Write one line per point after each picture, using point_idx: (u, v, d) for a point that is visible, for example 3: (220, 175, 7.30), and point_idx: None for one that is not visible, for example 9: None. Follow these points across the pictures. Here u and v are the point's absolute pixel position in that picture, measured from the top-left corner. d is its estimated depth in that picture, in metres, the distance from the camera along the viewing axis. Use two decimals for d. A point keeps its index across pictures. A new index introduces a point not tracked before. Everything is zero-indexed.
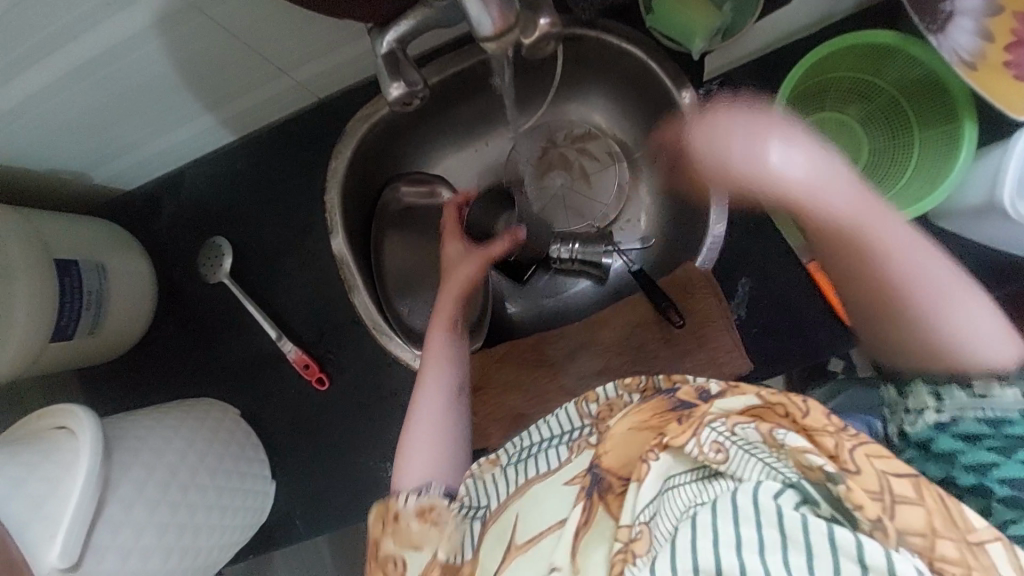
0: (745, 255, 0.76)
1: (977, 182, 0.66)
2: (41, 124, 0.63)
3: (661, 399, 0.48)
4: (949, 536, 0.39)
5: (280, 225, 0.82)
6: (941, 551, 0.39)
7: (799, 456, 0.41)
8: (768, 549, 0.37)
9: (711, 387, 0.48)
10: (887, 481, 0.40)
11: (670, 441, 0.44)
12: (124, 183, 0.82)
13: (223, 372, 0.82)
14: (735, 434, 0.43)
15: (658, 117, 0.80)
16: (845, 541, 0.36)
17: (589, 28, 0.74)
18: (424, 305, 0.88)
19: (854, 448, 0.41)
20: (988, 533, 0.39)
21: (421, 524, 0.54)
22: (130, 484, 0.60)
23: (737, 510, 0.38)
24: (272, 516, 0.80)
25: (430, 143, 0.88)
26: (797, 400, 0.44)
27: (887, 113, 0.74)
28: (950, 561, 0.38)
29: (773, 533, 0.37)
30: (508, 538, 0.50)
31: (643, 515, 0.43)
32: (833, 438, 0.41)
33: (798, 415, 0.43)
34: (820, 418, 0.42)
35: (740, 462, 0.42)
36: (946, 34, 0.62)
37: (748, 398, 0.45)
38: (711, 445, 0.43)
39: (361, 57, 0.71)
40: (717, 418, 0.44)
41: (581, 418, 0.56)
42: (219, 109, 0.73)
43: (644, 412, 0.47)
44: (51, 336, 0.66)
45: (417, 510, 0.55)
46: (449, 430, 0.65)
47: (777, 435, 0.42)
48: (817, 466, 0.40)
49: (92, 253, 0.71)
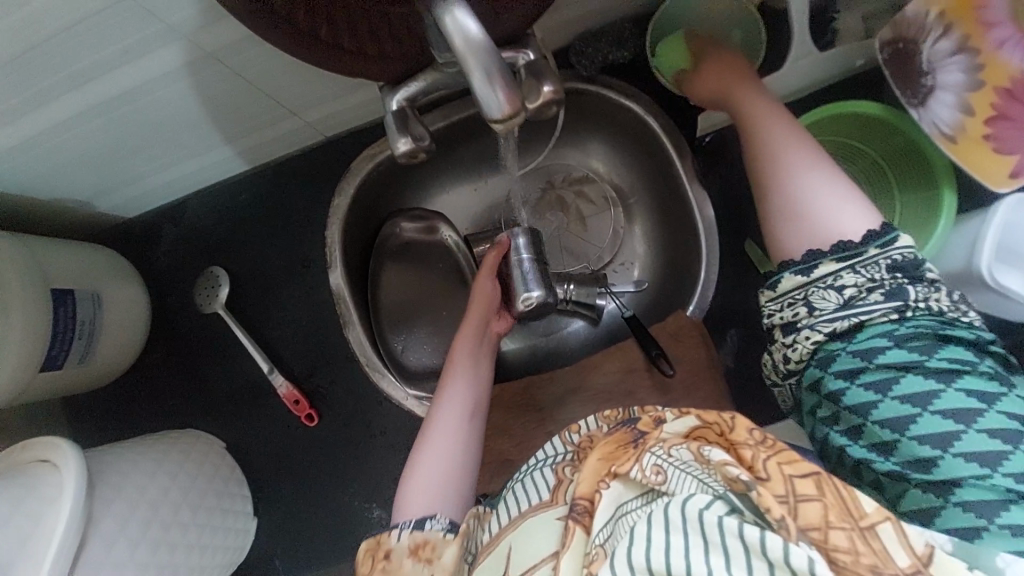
0: (731, 307, 0.79)
1: (955, 247, 0.69)
2: (49, 157, 0.64)
3: (625, 431, 0.49)
4: (843, 527, 0.38)
5: (278, 258, 0.83)
6: (835, 541, 0.37)
7: (723, 468, 0.41)
8: (692, 557, 0.37)
9: (667, 415, 0.49)
10: (792, 484, 0.40)
11: (617, 470, 0.45)
12: (125, 212, 0.83)
13: (211, 404, 0.82)
14: (672, 456, 0.44)
15: (652, 166, 0.83)
16: (752, 538, 0.36)
17: (589, 83, 0.77)
18: (417, 340, 0.88)
19: (768, 458, 0.42)
20: (878, 515, 0.38)
21: (415, 563, 0.51)
22: (111, 523, 0.59)
23: (668, 518, 0.39)
24: (251, 554, 0.79)
25: (431, 182, 0.90)
26: (726, 415, 0.45)
27: (871, 176, 0.77)
28: (842, 550, 0.37)
29: (696, 541, 0.38)
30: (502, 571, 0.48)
31: (599, 538, 0.43)
32: (751, 449, 0.43)
33: (727, 430, 0.45)
34: (745, 432, 0.44)
35: (679, 481, 0.43)
36: (926, 108, 0.66)
37: (689, 420, 0.47)
38: (652, 468, 0.44)
39: (370, 102, 0.74)
40: (658, 443, 0.45)
41: (564, 445, 0.57)
42: (226, 147, 0.75)
43: (607, 445, 0.48)
44: (41, 366, 0.66)
45: (411, 548, 0.52)
46: (463, 459, 0.60)
47: (704, 451, 0.43)
48: (738, 478, 0.40)
49: (88, 283, 0.71)
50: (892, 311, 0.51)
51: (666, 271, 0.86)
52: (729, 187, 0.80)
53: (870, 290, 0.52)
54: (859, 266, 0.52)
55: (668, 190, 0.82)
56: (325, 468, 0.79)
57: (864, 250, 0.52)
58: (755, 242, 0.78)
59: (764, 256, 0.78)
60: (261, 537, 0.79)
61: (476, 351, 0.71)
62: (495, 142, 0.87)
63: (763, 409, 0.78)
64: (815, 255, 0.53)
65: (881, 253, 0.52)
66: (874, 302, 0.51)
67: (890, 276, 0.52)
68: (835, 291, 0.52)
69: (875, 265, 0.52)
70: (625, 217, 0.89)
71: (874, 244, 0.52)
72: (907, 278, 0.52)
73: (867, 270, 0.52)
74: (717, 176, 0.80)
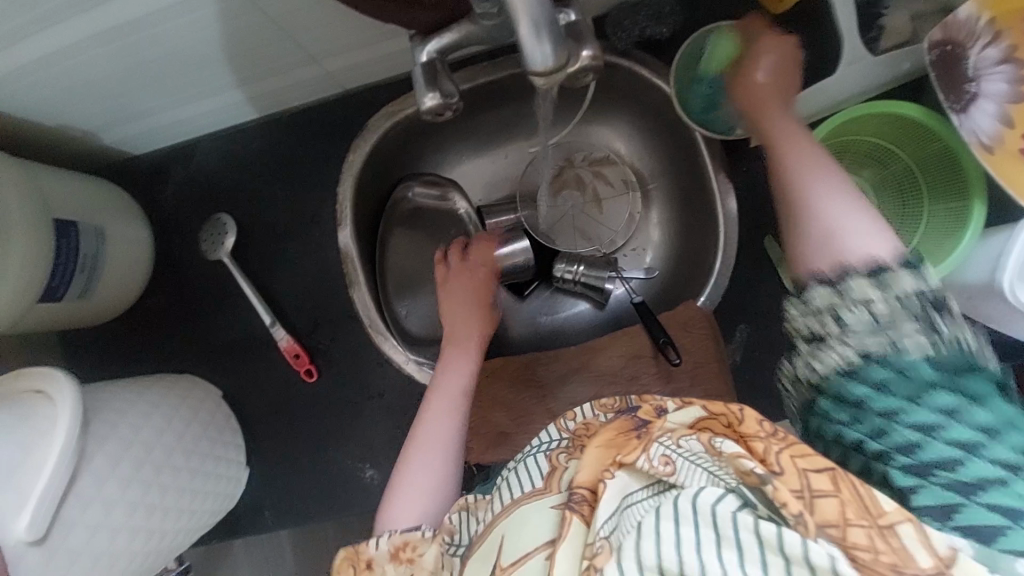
0: (743, 304, 0.77)
1: (979, 259, 0.68)
2: (59, 81, 0.61)
3: (627, 419, 0.49)
4: (861, 523, 0.38)
5: (286, 210, 0.81)
6: (854, 538, 0.38)
7: (736, 462, 0.42)
8: (704, 549, 0.38)
9: (668, 405, 0.50)
10: (808, 479, 0.40)
11: (623, 459, 0.45)
12: (132, 148, 0.81)
13: (209, 351, 0.81)
14: (682, 446, 0.45)
15: (676, 150, 0.81)
16: (769, 533, 0.37)
17: (623, 58, 0.74)
18: (422, 307, 0.87)
19: (781, 451, 0.41)
20: (898, 514, 0.38)
21: (397, 567, 0.56)
22: (104, 459, 0.58)
23: (678, 512, 0.39)
24: (241, 503, 0.79)
25: (449, 147, 0.87)
26: (736, 408, 0.46)
27: (902, 182, 0.75)
28: (862, 548, 0.38)
29: (708, 533, 0.38)
30: (492, 562, 0.48)
31: (605, 530, 0.42)
32: (763, 443, 0.43)
33: (736, 423, 0.45)
34: (754, 425, 0.44)
35: (688, 472, 0.44)
36: (967, 114, 0.64)
37: (694, 411, 0.48)
38: (660, 458, 0.45)
39: (395, 54, 0.71)
40: (666, 434, 0.46)
41: (559, 432, 0.58)
42: (241, 89, 0.72)
43: (609, 432, 0.48)
44: (40, 297, 0.64)
45: (392, 553, 0.57)
46: (445, 472, 0.64)
47: (715, 443, 0.44)
48: (751, 471, 0.41)
49: (92, 216, 0.69)
50: (887, 344, 0.47)
51: (680, 261, 0.84)
52: (756, 179, 0.77)
53: (872, 326, 0.48)
54: (894, 289, 0.48)
55: (690, 178, 0.81)
56: (321, 425, 0.79)
57: (898, 275, 0.48)
58: (774, 238, 0.76)
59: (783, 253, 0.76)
60: (252, 488, 0.79)
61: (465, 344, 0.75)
62: (518, 111, 0.85)
63: (765, 407, 0.77)
64: (848, 271, 0.49)
65: (916, 283, 0.48)
66: (873, 337, 0.48)
67: (894, 313, 0.47)
68: (866, 308, 0.48)
69: (887, 300, 0.48)
70: (642, 202, 0.87)
71: (896, 271, 0.48)
72: (915, 317, 0.47)
73: (876, 304, 0.48)
74: (745, 166, 0.77)
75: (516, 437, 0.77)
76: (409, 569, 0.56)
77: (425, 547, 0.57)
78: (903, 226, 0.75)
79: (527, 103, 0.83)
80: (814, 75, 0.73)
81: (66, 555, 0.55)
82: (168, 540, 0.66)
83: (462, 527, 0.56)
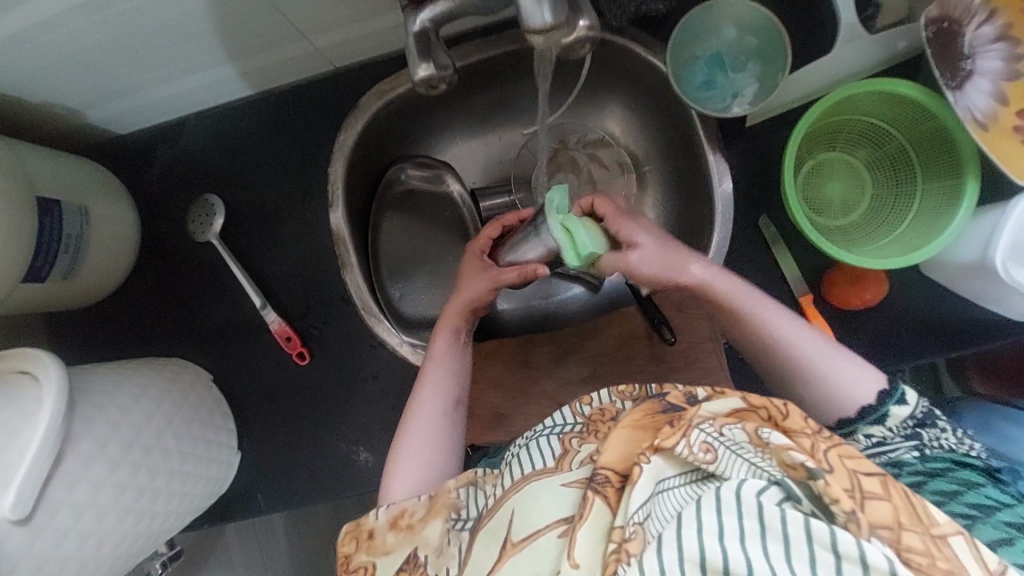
0: (739, 284, 0.77)
1: (971, 237, 0.68)
2: (40, 55, 0.59)
3: (653, 401, 0.52)
4: (914, 529, 0.42)
5: (276, 191, 0.80)
6: (908, 542, 0.41)
7: (783, 454, 0.44)
8: (748, 540, 0.39)
9: (698, 393, 0.52)
10: (858, 479, 0.43)
11: (661, 443, 0.46)
12: (117, 126, 0.79)
13: (199, 335, 0.80)
14: (723, 434, 0.46)
15: (672, 130, 0.81)
16: (820, 531, 0.39)
17: (619, 35, 0.73)
18: (416, 290, 0.87)
19: (828, 450, 0.44)
20: (950, 527, 0.43)
21: (395, 534, 0.57)
22: (91, 440, 0.57)
23: (721, 501, 0.40)
24: (234, 487, 0.78)
25: (442, 128, 0.86)
26: (778, 403, 0.48)
27: (894, 162, 0.75)
28: (917, 551, 0.41)
29: (751, 523, 0.39)
30: (503, 537, 0.50)
31: (637, 516, 0.43)
32: (809, 440, 0.45)
33: (778, 417, 0.47)
34: (797, 420, 0.46)
35: (729, 461, 0.45)
36: (963, 91, 0.64)
37: (732, 402, 0.49)
38: (699, 445, 0.46)
39: (387, 31, 0.70)
40: (705, 421, 0.47)
41: (573, 416, 0.60)
42: (228, 65, 0.70)
43: (637, 413, 0.51)
44: (23, 277, 0.63)
45: (389, 522, 0.58)
46: (443, 447, 0.64)
47: (762, 434, 0.45)
48: (799, 464, 0.43)
49: (76, 195, 0.68)
50: (914, 451, 0.56)
51: (674, 243, 0.84)
52: (751, 159, 0.77)
53: (891, 436, 0.57)
54: (877, 421, 0.58)
55: (686, 159, 0.80)
56: (314, 409, 0.78)
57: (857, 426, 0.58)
58: (768, 220, 0.76)
59: (777, 234, 0.76)
60: (243, 472, 0.78)
61: (458, 329, 0.69)
62: (512, 92, 0.83)
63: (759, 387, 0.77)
64: (846, 421, 0.59)
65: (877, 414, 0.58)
66: (897, 444, 0.57)
67: (913, 427, 0.57)
68: (865, 437, 0.58)
69: (902, 423, 0.57)
70: (637, 184, 0.87)
71: (890, 404, 0.57)
72: (929, 425, 0.57)
73: (892, 424, 0.58)
74: (741, 146, 0.77)
75: (511, 419, 0.77)
76: (408, 535, 0.57)
77: (426, 524, 0.57)
78: (896, 206, 0.74)
79: (521, 82, 0.82)
80: (811, 52, 0.73)
81: (53, 536, 0.54)
82: (159, 522, 0.65)
83: (469, 501, 0.57)
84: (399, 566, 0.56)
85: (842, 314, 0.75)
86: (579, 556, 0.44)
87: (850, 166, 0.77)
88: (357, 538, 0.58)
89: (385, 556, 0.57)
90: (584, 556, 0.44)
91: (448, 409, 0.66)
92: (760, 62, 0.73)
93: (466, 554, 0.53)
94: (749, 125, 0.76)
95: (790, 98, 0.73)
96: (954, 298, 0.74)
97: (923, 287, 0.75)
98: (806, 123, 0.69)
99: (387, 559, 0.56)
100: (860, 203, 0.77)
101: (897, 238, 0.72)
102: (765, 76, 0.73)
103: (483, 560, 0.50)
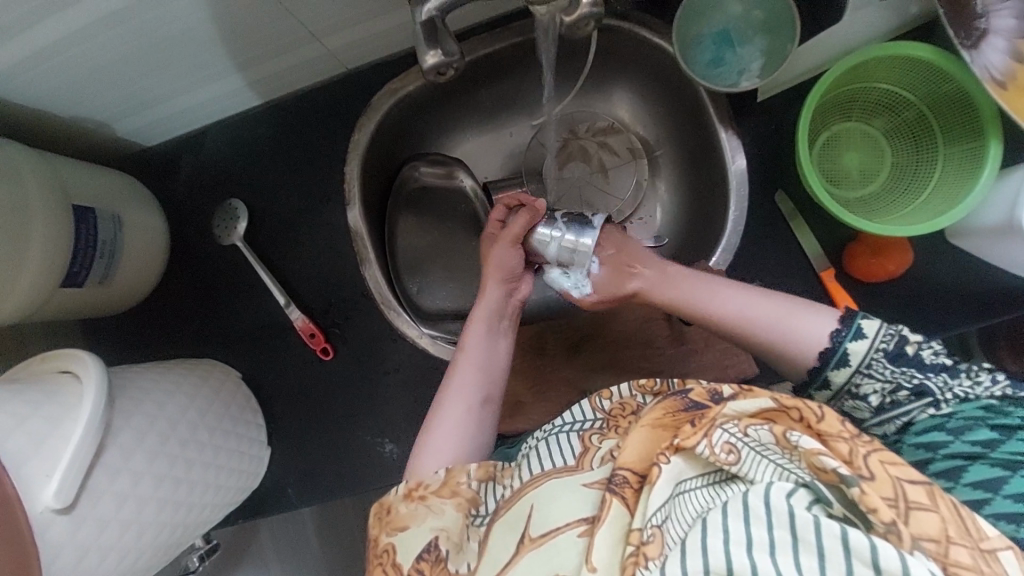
0: (759, 262, 0.76)
1: (998, 200, 0.66)
2: (68, 71, 0.62)
3: (674, 399, 0.51)
4: (963, 543, 0.40)
5: (295, 193, 0.82)
6: (955, 556, 0.39)
7: (812, 457, 0.43)
8: (778, 553, 0.39)
9: (724, 389, 0.49)
10: (902, 488, 0.41)
11: (682, 443, 0.46)
12: (143, 139, 0.83)
13: (227, 335, 0.83)
14: (747, 435, 0.46)
15: (681, 110, 0.80)
16: (859, 545, 0.37)
17: (622, 20, 0.73)
18: (434, 285, 0.88)
19: (868, 455, 0.43)
20: (1000, 542, 0.40)
21: (410, 505, 0.56)
22: (130, 433, 0.59)
23: (748, 510, 0.40)
24: (266, 481, 0.80)
25: (451, 124, 0.88)
26: (813, 404, 0.46)
27: (913, 128, 0.74)
28: (965, 566, 0.39)
29: (783, 535, 0.39)
30: (521, 530, 0.51)
31: (655, 519, 0.44)
32: (847, 444, 0.44)
33: (813, 420, 0.46)
34: (834, 423, 0.45)
35: (752, 463, 0.45)
36: (979, 51, 0.62)
37: (762, 401, 0.47)
38: (722, 446, 0.46)
39: (395, 29, 0.72)
40: (729, 421, 0.47)
41: (594, 411, 0.61)
42: (246, 73, 0.73)
43: (658, 411, 0.50)
44: (62, 282, 0.66)
45: (405, 493, 0.57)
46: (470, 440, 0.65)
47: (790, 437, 0.44)
48: (831, 469, 0.42)
49: (107, 203, 0.71)
50: (928, 408, 0.55)
51: (688, 225, 0.84)
52: (761, 135, 0.76)
53: (895, 392, 0.55)
54: (870, 370, 0.56)
55: (696, 141, 0.79)
56: (339, 403, 0.80)
57: (826, 374, 0.57)
58: (786, 194, 0.75)
59: (794, 208, 0.75)
60: (274, 466, 0.80)
61: (493, 323, 0.70)
62: (518, 85, 0.85)
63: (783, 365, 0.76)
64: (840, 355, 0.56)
65: (869, 350, 0.56)
66: (909, 405, 0.55)
67: (904, 370, 0.55)
68: (863, 400, 0.57)
69: (879, 363, 0.55)
70: (648, 169, 0.87)
71: (846, 343, 0.56)
72: (923, 370, 0.55)
73: (865, 364, 0.56)
74: (751, 123, 0.76)
75: (531, 406, 0.77)
76: (423, 506, 0.57)
77: (444, 505, 0.57)
78: (917, 174, 0.73)
79: (527, 74, 0.83)
80: (817, 25, 0.73)
81: (95, 525, 0.56)
82: (195, 514, 0.67)
83: (489, 496, 0.58)
84: (418, 552, 0.54)
85: (864, 285, 0.74)
86: (597, 560, 0.46)
87: (867, 135, 0.76)
88: (379, 517, 0.57)
89: (402, 530, 0.55)
90: (602, 559, 0.46)
91: (477, 406, 0.66)
92: (766, 36, 0.73)
93: (484, 544, 0.54)
94: (759, 99, 0.76)
95: (796, 71, 0.73)
96: (985, 266, 0.72)
97: (950, 257, 0.73)
98: (819, 89, 0.68)
99: (405, 533, 0.55)
100: (879, 172, 0.75)
101: (922, 205, 0.71)
102: (771, 50, 0.73)
103: (500, 553, 0.51)
